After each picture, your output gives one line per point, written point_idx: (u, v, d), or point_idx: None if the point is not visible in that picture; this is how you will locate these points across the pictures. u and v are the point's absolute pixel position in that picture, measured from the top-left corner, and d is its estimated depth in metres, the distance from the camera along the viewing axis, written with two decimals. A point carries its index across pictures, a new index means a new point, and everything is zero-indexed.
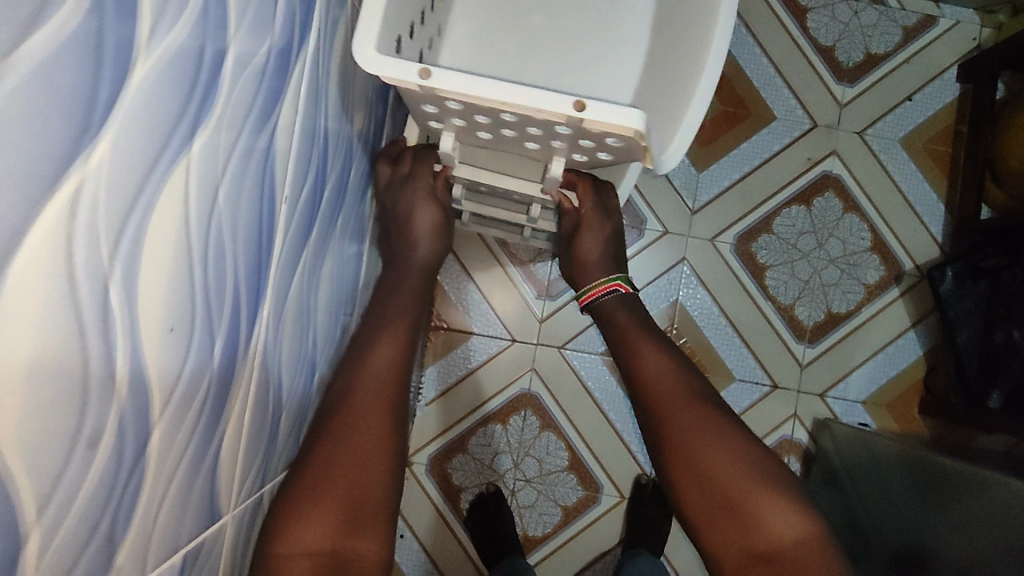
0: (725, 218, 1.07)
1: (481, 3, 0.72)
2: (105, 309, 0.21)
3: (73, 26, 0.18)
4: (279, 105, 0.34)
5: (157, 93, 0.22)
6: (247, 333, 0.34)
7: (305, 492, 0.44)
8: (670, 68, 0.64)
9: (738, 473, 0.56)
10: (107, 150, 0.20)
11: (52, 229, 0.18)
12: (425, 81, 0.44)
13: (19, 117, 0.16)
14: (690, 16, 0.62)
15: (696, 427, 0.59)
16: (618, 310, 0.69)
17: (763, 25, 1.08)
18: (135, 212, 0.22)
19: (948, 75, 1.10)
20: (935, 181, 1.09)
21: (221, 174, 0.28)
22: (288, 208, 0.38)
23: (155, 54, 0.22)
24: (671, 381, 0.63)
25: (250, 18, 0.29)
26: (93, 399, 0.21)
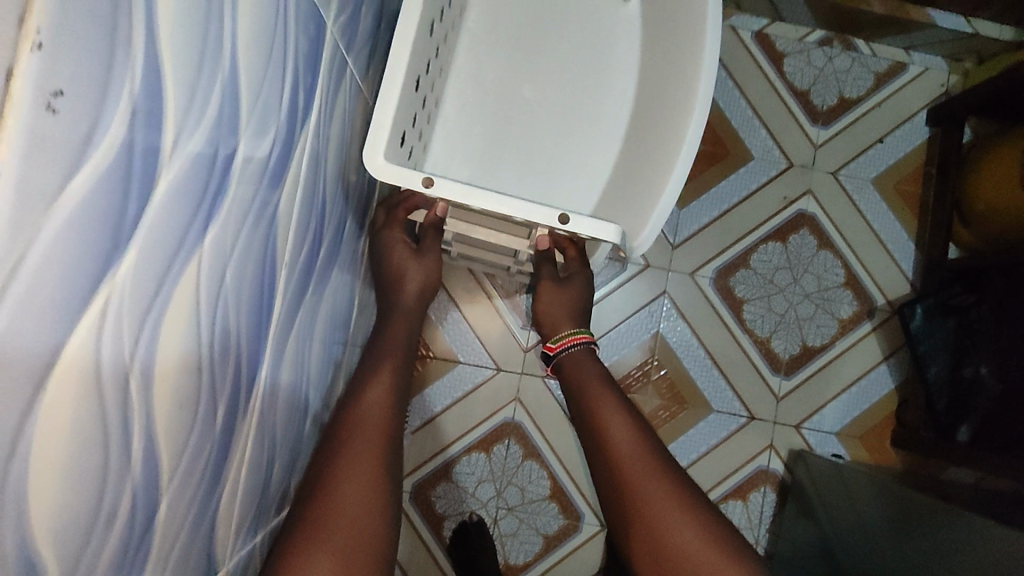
0: (705, 254, 1.11)
1: (473, 52, 0.74)
2: (124, 402, 0.23)
3: (109, 159, 0.20)
4: (282, 184, 0.35)
5: (177, 197, 0.24)
6: (245, 398, 0.36)
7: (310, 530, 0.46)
8: (651, 136, 0.67)
9: (693, 537, 0.57)
10: (133, 260, 0.22)
11: (82, 342, 0.20)
12: (428, 190, 0.47)
13: (59, 253, 0.18)
14: (671, 90, 0.66)
15: (651, 489, 0.60)
16: (585, 360, 0.72)
17: (743, 69, 1.13)
18: (153, 309, 0.24)
19: (917, 119, 1.14)
20: (906, 221, 1.13)
21: (229, 256, 0.30)
22: (287, 270, 0.39)
23: (178, 162, 0.24)
24: (638, 449, 0.63)
25: (259, 109, 0.31)
26: (110, 486, 0.23)
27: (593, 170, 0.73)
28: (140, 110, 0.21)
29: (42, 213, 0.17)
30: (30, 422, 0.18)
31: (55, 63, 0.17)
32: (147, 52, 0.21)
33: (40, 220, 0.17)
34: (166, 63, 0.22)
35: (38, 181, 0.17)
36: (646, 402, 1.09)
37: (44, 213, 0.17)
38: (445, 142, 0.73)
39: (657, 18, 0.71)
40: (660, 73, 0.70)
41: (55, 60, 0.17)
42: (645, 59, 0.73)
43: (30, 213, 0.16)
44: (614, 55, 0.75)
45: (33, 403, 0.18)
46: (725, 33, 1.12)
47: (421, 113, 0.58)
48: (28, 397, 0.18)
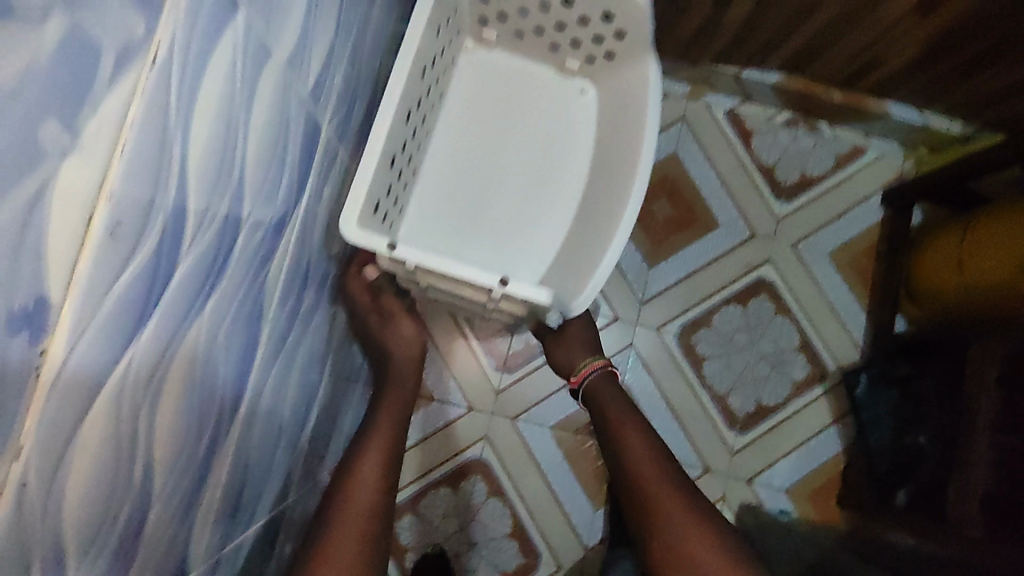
0: (670, 311, 1.19)
1: (451, 117, 0.81)
2: (133, 435, 0.30)
3: (146, 260, 0.26)
4: (275, 252, 0.42)
5: (191, 279, 0.31)
6: (227, 429, 0.42)
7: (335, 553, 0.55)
8: (599, 209, 0.74)
9: (706, 553, 0.65)
10: (152, 327, 0.28)
11: (111, 388, 0.27)
12: (392, 254, 0.54)
13: (103, 331, 0.25)
14: (618, 170, 0.74)
15: (669, 501, 0.69)
16: (603, 387, 0.83)
17: (714, 143, 1.22)
18: (163, 362, 0.31)
19: (873, 200, 1.22)
20: (859, 293, 1.21)
21: (226, 316, 0.37)
22: (273, 320, 0.46)
23: (195, 251, 0.30)
24: (654, 466, 0.73)
25: (262, 200, 0.38)
26: (116, 499, 0.29)
27: (545, 239, 0.79)
28: (171, 221, 0.28)
29: (95, 305, 0.24)
30: (70, 448, 0.25)
31: (119, 205, 0.23)
32: (180, 180, 0.28)
33: (94, 310, 0.24)
34: (192, 182, 0.29)
35: (98, 284, 0.23)
36: None
37: (98, 305, 0.24)
38: (417, 210, 0.79)
39: (611, 108, 0.79)
40: (609, 159, 0.77)
41: (120, 203, 0.23)
42: (598, 143, 0.80)
43: (89, 306, 0.23)
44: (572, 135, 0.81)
45: (73, 434, 0.25)
46: (699, 110, 1.23)
47: (397, 182, 0.65)
48: (70, 431, 0.25)
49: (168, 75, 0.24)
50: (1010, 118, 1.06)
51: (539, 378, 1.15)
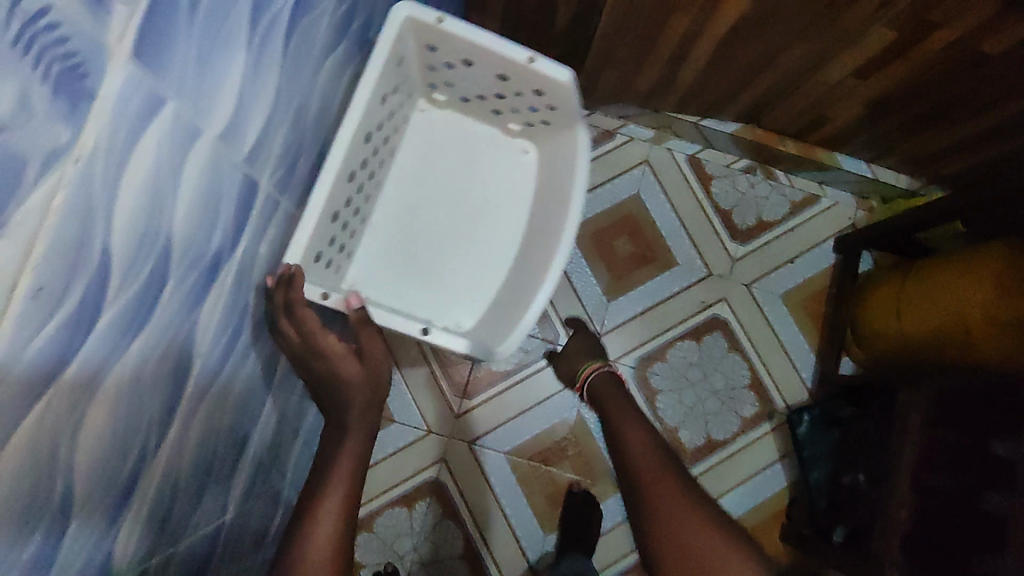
0: (627, 345, 1.23)
1: (404, 164, 0.87)
2: (53, 461, 0.34)
3: (66, 313, 0.31)
4: (208, 291, 0.47)
5: (115, 326, 0.36)
6: (154, 450, 0.46)
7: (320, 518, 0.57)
8: (532, 259, 0.80)
9: (695, 524, 0.72)
10: (74, 369, 0.33)
11: (32, 421, 0.31)
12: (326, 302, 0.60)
13: (25, 376, 0.29)
14: (551, 225, 0.80)
15: (660, 481, 0.78)
16: (602, 384, 0.95)
17: (675, 185, 1.28)
18: (85, 396, 0.35)
19: (825, 246, 1.28)
20: (808, 334, 1.26)
21: (151, 352, 0.41)
22: (207, 354, 0.51)
23: (119, 302, 0.35)
24: (649, 450, 0.82)
25: (192, 251, 0.43)
26: (35, 517, 0.34)
27: (481, 293, 0.85)
28: (94, 279, 0.33)
29: (19, 352, 0.28)
30: None
31: (40, 273, 0.28)
32: (104, 246, 0.33)
33: (17, 360, 0.28)
34: (116, 245, 0.34)
35: (20, 337, 0.28)
36: (561, 474, 1.19)
37: (19, 355, 0.28)
38: (363, 261, 0.84)
39: (549, 168, 0.86)
40: (544, 220, 0.83)
41: (42, 272, 0.28)
42: (537, 199, 0.87)
43: (13, 356, 0.28)
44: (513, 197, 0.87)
45: None
46: (663, 154, 1.29)
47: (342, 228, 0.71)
48: None
49: (92, 168, 0.30)
50: (986, 167, 1.04)
51: (498, 404, 1.20)
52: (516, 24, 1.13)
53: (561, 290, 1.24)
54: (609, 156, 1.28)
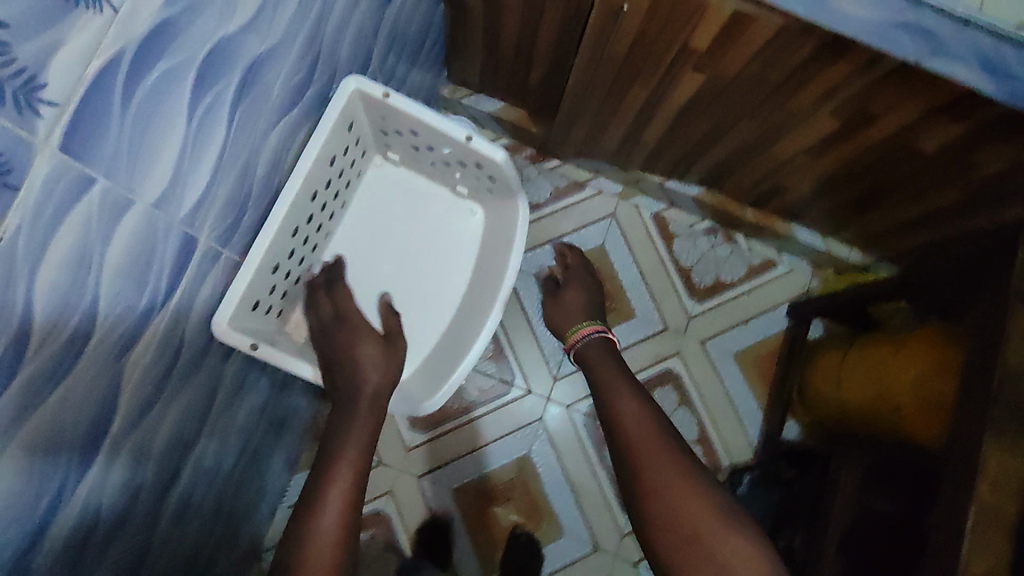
0: (581, 392, 1.26)
1: (350, 229, 0.94)
2: None
3: None
4: (138, 337, 0.50)
5: (29, 378, 0.39)
6: (70, 485, 0.49)
7: (327, 504, 0.65)
8: (469, 319, 0.89)
9: (662, 457, 0.76)
10: None
11: None
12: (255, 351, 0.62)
13: None
14: (489, 286, 0.88)
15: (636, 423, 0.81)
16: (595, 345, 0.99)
17: (638, 240, 1.33)
18: None
19: (780, 310, 1.32)
20: (757, 394, 1.30)
21: (70, 396, 0.44)
22: (135, 392, 0.53)
23: (37, 360, 0.39)
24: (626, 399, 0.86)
25: (120, 304, 0.46)
26: None
27: (420, 344, 0.92)
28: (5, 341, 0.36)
29: None
30: None
31: None
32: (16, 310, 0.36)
33: None
34: (34, 308, 0.38)
35: None
36: (502, 513, 1.21)
37: None
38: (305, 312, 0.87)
39: (490, 234, 0.94)
40: (481, 278, 0.91)
41: None
42: (478, 261, 0.95)
43: None
44: (452, 254, 0.95)
45: None
46: (629, 209, 1.34)
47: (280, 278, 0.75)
48: None
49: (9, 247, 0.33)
50: (920, 253, 1.10)
51: (449, 440, 1.23)
52: (496, 73, 1.18)
53: (520, 333, 1.28)
54: (577, 205, 1.33)
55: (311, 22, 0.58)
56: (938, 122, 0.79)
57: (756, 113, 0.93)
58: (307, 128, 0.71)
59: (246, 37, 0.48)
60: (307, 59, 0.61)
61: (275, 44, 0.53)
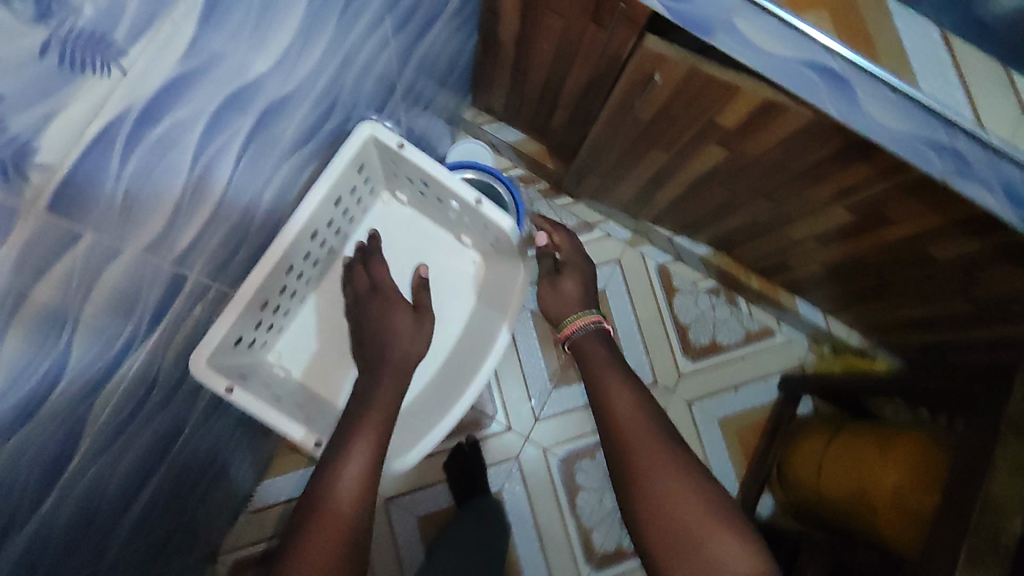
0: (560, 435, 1.25)
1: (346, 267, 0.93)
2: None
3: None
4: (112, 372, 0.49)
5: None
6: (22, 517, 0.48)
7: (352, 458, 0.70)
8: (457, 373, 0.89)
9: (656, 458, 0.73)
10: None
11: None
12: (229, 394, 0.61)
13: None
14: (481, 345, 0.88)
15: (630, 421, 0.78)
16: (592, 337, 0.93)
17: (639, 290, 1.31)
18: None
19: (771, 380, 1.31)
20: (737, 463, 1.29)
21: (34, 437, 0.43)
22: (104, 423, 0.52)
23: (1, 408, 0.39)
24: (621, 393, 0.82)
25: (95, 342, 0.45)
26: None
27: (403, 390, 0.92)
28: None
29: None
30: None
31: None
32: None
33: None
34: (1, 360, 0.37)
35: None
36: None
37: None
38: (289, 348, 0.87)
39: (489, 288, 0.94)
40: (475, 332, 0.92)
41: None
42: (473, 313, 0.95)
43: None
44: (448, 301, 0.96)
45: None
46: (634, 256, 1.32)
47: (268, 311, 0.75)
48: None
49: None
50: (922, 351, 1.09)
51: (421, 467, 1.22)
52: (519, 106, 1.17)
53: (508, 368, 1.26)
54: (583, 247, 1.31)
55: (333, 67, 0.58)
56: (957, 236, 0.79)
57: (773, 192, 0.92)
58: (319, 160, 0.70)
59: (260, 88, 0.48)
60: (326, 100, 0.61)
61: (292, 91, 0.53)
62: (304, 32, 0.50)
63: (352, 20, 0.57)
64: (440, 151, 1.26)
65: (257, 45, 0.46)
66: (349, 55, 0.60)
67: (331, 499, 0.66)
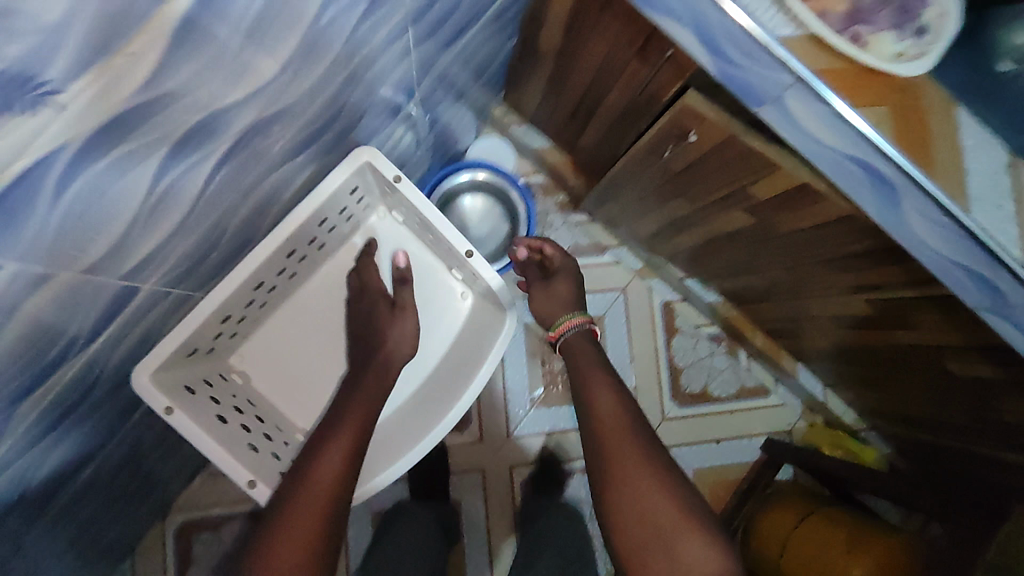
0: (530, 455, 1.23)
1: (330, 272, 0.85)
2: None
3: None
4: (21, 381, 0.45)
5: None
6: None
7: (336, 437, 0.67)
8: (436, 398, 0.83)
9: (632, 451, 0.69)
10: None
11: None
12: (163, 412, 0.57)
13: None
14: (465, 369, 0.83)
15: (609, 415, 0.74)
16: (579, 340, 0.85)
17: (640, 323, 1.26)
18: None
19: (755, 441, 1.26)
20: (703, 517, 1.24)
21: None
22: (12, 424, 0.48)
23: None
24: (606, 385, 0.77)
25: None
26: None
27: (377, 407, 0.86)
28: None
29: None
30: None
31: None
32: None
33: None
34: None
35: None
36: None
37: None
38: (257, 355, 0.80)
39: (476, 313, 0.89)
40: (461, 354, 0.86)
41: None
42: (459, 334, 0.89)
43: None
44: (439, 324, 0.89)
45: None
46: (642, 288, 1.27)
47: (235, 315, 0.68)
48: None
49: None
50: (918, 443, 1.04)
51: None
52: (550, 116, 1.10)
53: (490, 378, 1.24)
54: (590, 268, 1.25)
55: (337, 81, 0.54)
56: (969, 357, 0.75)
57: (792, 264, 0.86)
58: (315, 165, 0.66)
59: (245, 108, 0.45)
60: (326, 112, 0.57)
61: (285, 107, 0.49)
62: (303, 52, 0.46)
63: (364, 35, 0.53)
64: (461, 143, 1.20)
65: (246, 67, 0.42)
66: (358, 68, 0.56)
67: (312, 476, 0.63)
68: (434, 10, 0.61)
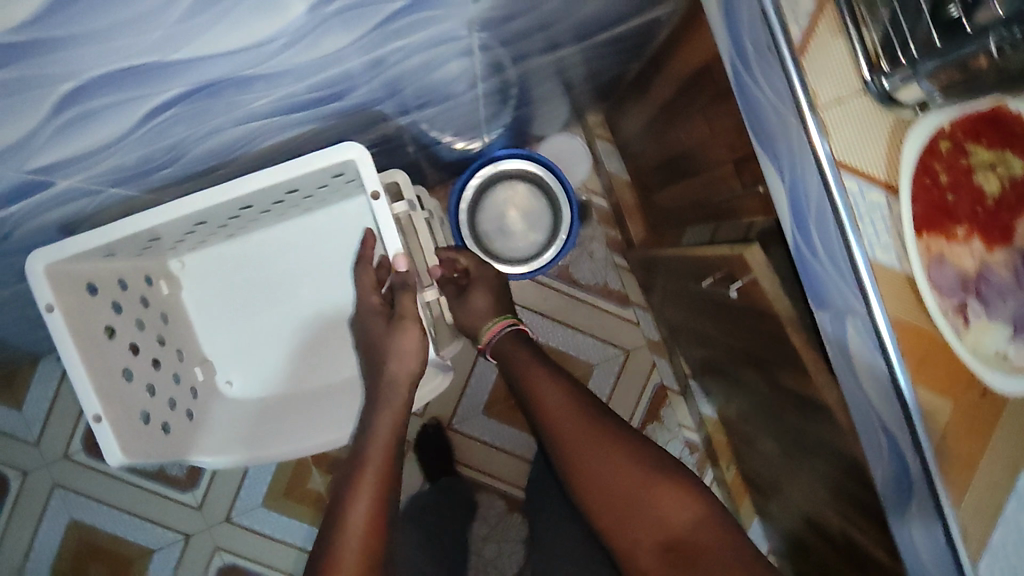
0: (460, 453, 1.10)
1: (326, 232, 0.77)
2: None
3: None
4: None
5: None
6: None
7: (357, 499, 0.55)
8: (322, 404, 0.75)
9: (597, 442, 0.61)
10: None
11: None
12: (43, 315, 0.56)
13: None
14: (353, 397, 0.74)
15: (560, 405, 0.64)
16: (518, 349, 0.72)
17: (624, 395, 1.15)
18: None
19: None
20: None
21: None
22: None
23: None
24: (549, 384, 0.66)
25: None
26: None
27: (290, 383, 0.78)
28: None
29: None
30: None
31: None
32: None
33: None
34: None
35: None
36: (314, 479, 1.07)
37: None
38: (217, 276, 0.77)
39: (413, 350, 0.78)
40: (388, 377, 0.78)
41: None
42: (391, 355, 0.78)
43: None
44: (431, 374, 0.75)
45: None
46: (644, 360, 1.15)
47: (185, 235, 0.66)
48: None
49: None
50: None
51: None
52: (636, 155, 0.98)
53: (461, 356, 1.09)
54: (605, 315, 1.15)
55: (356, 64, 0.46)
56: None
57: (789, 444, 0.75)
58: (325, 122, 0.57)
59: (200, 68, 0.37)
60: (341, 83, 0.49)
61: (268, 74, 0.41)
62: (299, 33, 0.38)
63: (405, 29, 0.43)
64: (540, 133, 1.08)
65: (212, 26, 0.34)
66: (391, 56, 0.47)
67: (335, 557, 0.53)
68: (515, 23, 0.51)
